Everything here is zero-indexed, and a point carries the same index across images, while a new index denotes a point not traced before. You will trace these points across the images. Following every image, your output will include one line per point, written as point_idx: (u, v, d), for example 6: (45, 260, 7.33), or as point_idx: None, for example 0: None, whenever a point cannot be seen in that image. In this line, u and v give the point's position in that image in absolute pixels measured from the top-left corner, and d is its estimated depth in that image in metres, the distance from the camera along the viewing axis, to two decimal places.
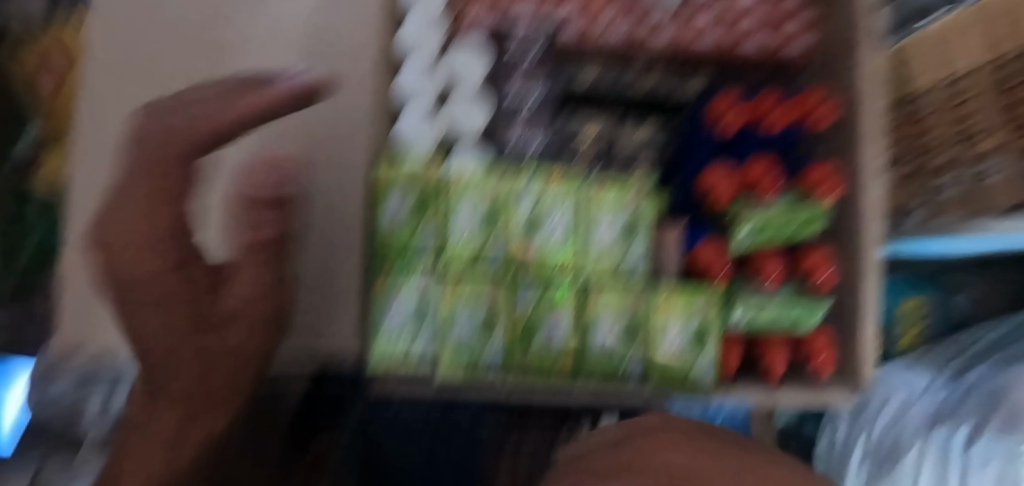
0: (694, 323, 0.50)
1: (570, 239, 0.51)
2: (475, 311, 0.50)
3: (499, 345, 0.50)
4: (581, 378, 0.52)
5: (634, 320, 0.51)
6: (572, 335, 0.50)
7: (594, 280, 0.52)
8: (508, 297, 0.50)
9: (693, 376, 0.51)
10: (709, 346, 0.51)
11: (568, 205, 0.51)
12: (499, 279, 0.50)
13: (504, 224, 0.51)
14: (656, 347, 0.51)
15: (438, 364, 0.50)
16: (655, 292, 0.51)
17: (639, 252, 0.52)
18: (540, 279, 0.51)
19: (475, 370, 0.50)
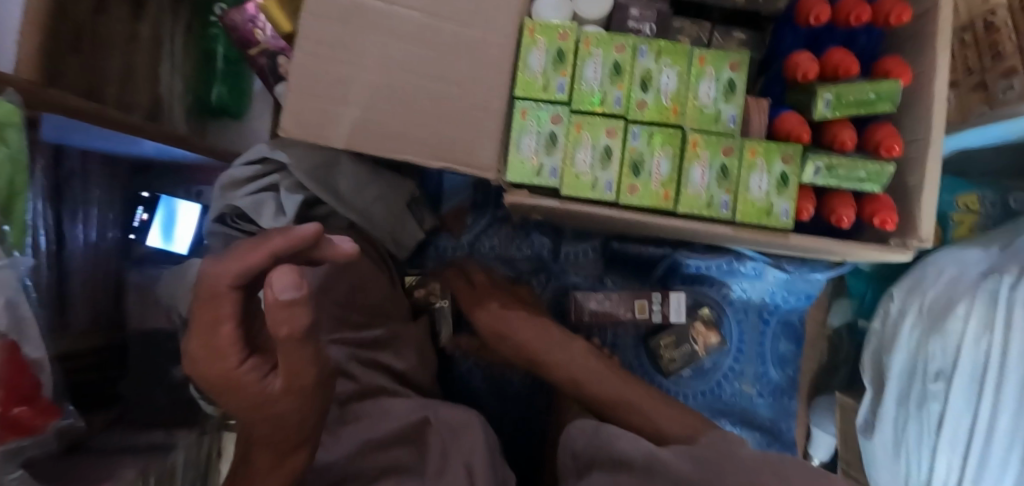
0: (777, 171, 0.59)
1: (676, 96, 0.61)
2: (596, 145, 0.61)
3: (612, 174, 0.61)
4: (675, 212, 0.61)
5: (726, 165, 0.60)
6: (667, 173, 0.60)
7: (695, 131, 0.61)
8: (617, 141, 0.61)
9: (770, 218, 0.60)
10: (790, 191, 0.60)
11: (676, 67, 0.61)
12: (615, 122, 0.61)
13: (624, 80, 0.61)
14: (744, 188, 0.60)
15: (561, 186, 0.61)
16: (746, 144, 0.60)
17: (733, 111, 0.61)
18: (650, 126, 0.61)
19: (591, 193, 0.61)
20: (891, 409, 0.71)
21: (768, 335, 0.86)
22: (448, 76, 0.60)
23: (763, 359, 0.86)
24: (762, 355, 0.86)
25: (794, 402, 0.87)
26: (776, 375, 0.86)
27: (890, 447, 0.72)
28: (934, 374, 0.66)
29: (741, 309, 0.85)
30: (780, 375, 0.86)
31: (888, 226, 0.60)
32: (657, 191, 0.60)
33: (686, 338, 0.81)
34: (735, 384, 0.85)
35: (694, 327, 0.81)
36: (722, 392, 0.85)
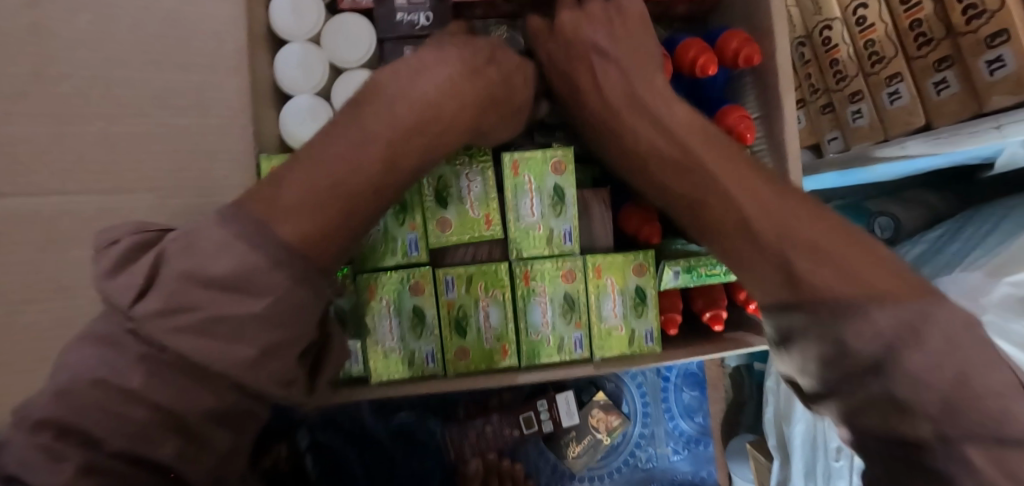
0: (628, 287, 0.48)
1: (487, 203, 0.46)
2: (402, 310, 0.46)
3: (432, 342, 0.47)
4: (523, 366, 0.49)
5: (570, 296, 0.48)
6: (498, 326, 0.48)
7: (523, 260, 0.48)
8: (427, 301, 0.46)
9: (634, 344, 0.49)
10: (649, 309, 0.49)
11: (478, 180, 0.46)
12: (419, 274, 0.46)
13: (416, 216, 0.45)
14: (595, 318, 0.48)
15: (369, 373, 0.47)
16: (588, 264, 0.48)
17: (567, 226, 0.48)
18: (466, 268, 0.47)
19: (412, 372, 0.47)
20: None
21: (671, 389, 0.78)
22: None
23: (670, 414, 0.78)
24: (669, 411, 0.78)
25: (709, 446, 0.79)
26: (687, 428, 0.78)
27: None
28: (837, 454, 0.56)
29: (637, 372, 0.76)
30: (691, 426, 0.78)
31: (764, 315, 0.51)
32: (492, 349, 0.48)
33: (587, 430, 0.71)
34: (649, 449, 0.77)
35: (591, 416, 0.71)
36: (638, 462, 0.77)
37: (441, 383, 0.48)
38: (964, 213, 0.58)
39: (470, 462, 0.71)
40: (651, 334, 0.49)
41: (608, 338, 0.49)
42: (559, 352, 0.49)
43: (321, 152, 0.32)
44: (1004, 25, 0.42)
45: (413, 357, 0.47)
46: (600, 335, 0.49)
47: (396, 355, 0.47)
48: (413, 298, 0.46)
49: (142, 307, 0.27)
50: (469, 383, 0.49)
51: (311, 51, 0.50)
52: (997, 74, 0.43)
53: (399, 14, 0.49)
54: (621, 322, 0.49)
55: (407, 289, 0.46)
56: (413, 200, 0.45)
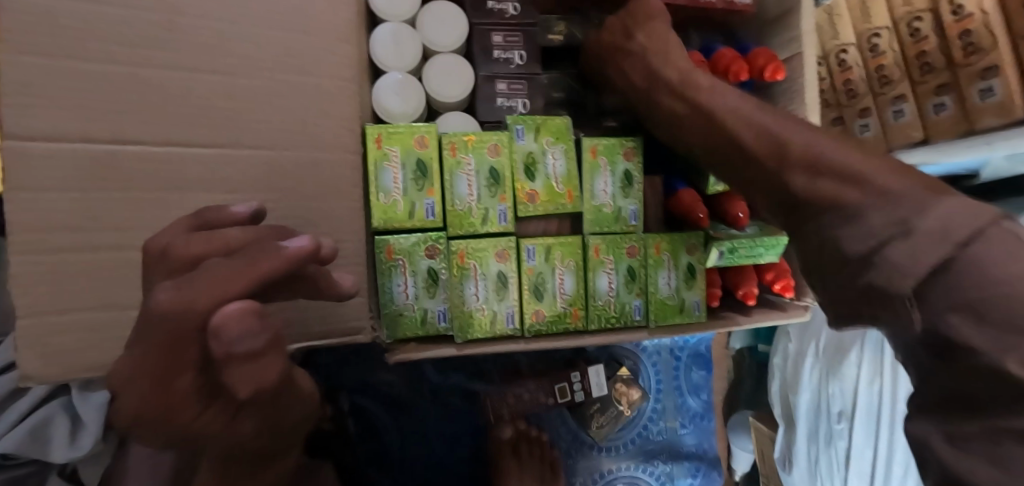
0: (682, 264, 0.55)
1: (568, 179, 0.53)
2: (487, 273, 0.51)
3: (511, 303, 0.52)
4: (587, 329, 0.54)
5: (633, 269, 0.55)
6: (571, 291, 0.53)
7: (594, 234, 0.54)
8: (511, 264, 0.51)
9: (684, 315, 0.56)
10: (698, 282, 0.56)
11: (561, 160, 0.52)
12: (505, 241, 0.51)
13: (507, 189, 0.51)
14: (654, 289, 0.55)
15: (453, 330, 0.51)
16: (650, 241, 0.55)
17: (632, 206, 0.54)
18: (545, 239, 0.52)
19: (493, 331, 0.52)
20: (803, 446, 0.69)
21: (681, 368, 0.85)
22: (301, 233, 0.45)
23: (680, 391, 0.86)
24: (679, 388, 0.86)
25: (711, 421, 0.88)
26: (694, 403, 0.86)
27: (809, 481, 0.69)
28: (838, 416, 0.65)
29: (653, 351, 0.84)
30: (697, 402, 0.87)
31: (788, 294, 0.60)
32: (565, 312, 0.53)
33: (611, 402, 0.78)
34: (659, 423, 0.85)
35: (614, 390, 0.78)
36: (650, 434, 0.85)
37: (517, 341, 0.53)
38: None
39: (505, 429, 0.77)
40: (699, 305, 0.56)
41: (665, 307, 0.55)
42: (621, 317, 0.55)
43: (209, 308, 0.24)
44: (991, 62, 0.52)
45: (494, 316, 0.51)
46: (658, 305, 0.55)
47: (479, 316, 0.51)
48: (498, 263, 0.51)
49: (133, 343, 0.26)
50: (540, 343, 0.54)
51: (403, 30, 0.54)
52: (988, 100, 0.53)
53: (489, 3, 0.55)
54: (676, 291, 0.55)
55: (496, 254, 0.51)
56: (505, 174, 0.51)
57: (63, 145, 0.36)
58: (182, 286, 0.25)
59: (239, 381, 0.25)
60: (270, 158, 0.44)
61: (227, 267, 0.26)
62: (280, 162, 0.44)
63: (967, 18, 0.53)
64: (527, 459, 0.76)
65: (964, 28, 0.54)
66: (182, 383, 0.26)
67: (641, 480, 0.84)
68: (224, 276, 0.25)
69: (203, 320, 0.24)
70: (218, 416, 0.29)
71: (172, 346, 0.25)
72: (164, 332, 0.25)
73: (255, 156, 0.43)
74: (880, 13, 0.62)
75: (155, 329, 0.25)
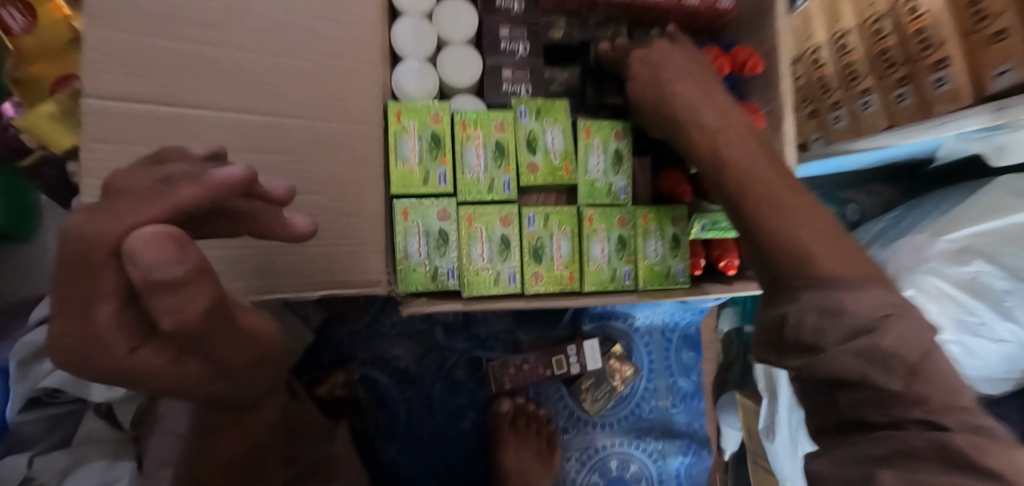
0: (668, 234, 0.61)
1: (565, 154, 0.59)
2: (492, 236, 0.57)
3: (513, 264, 0.57)
4: (582, 290, 0.60)
5: (624, 237, 0.60)
6: (567, 255, 0.59)
7: (588, 205, 0.60)
8: (512, 228, 0.57)
9: (669, 280, 0.61)
10: (682, 251, 0.62)
11: (559, 137, 0.58)
12: (508, 208, 0.57)
13: (510, 161, 0.57)
14: (642, 256, 0.60)
15: (461, 286, 0.57)
16: (638, 213, 0.61)
17: (622, 181, 0.61)
18: (544, 207, 0.58)
19: (496, 289, 0.57)
20: (784, 414, 0.74)
21: (672, 349, 0.90)
22: (324, 193, 0.51)
23: (671, 372, 0.91)
24: (671, 368, 0.90)
25: (702, 401, 0.92)
26: (685, 384, 0.91)
27: (790, 447, 0.73)
28: None
29: (646, 332, 0.89)
30: (688, 383, 0.91)
31: None
32: (561, 274, 0.59)
33: (605, 378, 0.83)
34: (652, 402, 0.90)
35: (608, 365, 0.83)
36: (643, 412, 0.89)
37: (518, 299, 0.59)
38: (908, 206, 0.72)
39: (503, 402, 0.82)
40: (682, 271, 0.62)
41: (651, 271, 0.61)
42: (612, 280, 0.60)
43: (121, 232, 0.25)
44: (944, 55, 0.58)
45: (497, 275, 0.57)
46: (646, 270, 0.61)
47: (483, 275, 0.57)
48: (502, 227, 0.57)
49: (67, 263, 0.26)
50: (539, 302, 0.59)
51: (421, 24, 0.61)
52: (939, 89, 0.59)
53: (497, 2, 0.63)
54: (661, 258, 0.61)
55: (499, 218, 0.57)
56: (510, 148, 0.57)
57: (135, 104, 0.43)
58: (97, 216, 0.25)
59: (170, 305, 0.26)
60: (304, 126, 0.50)
61: (138, 198, 0.27)
62: (312, 130, 0.50)
63: (919, 17, 0.60)
64: (525, 433, 0.81)
65: (919, 26, 0.60)
66: (109, 308, 0.26)
67: (634, 456, 0.88)
68: (156, 207, 0.26)
69: (120, 242, 0.25)
70: (156, 356, 0.29)
71: (80, 272, 0.25)
72: (92, 250, 0.25)
73: (291, 123, 0.49)
74: (848, 15, 0.69)
75: (77, 251, 0.25)
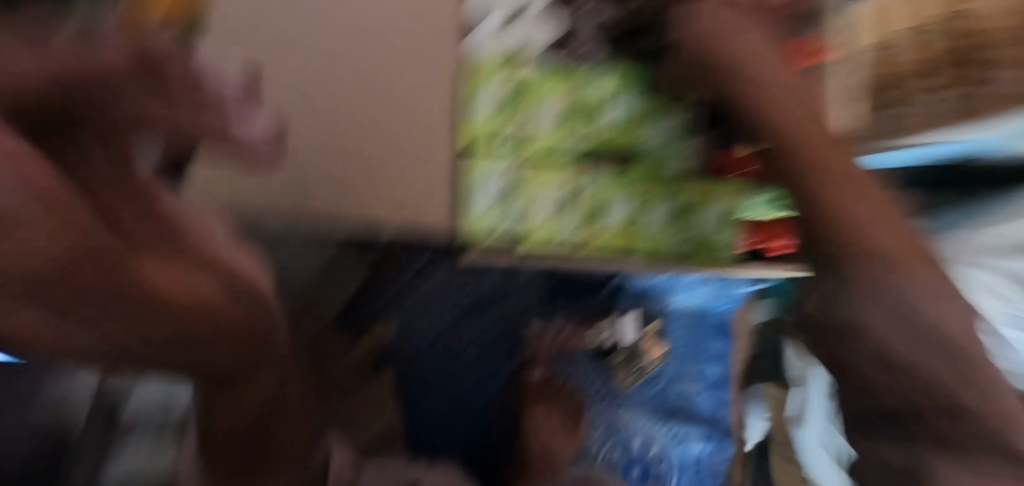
0: (713, 207, 0.69)
1: (626, 126, 0.65)
2: (555, 195, 0.63)
3: (571, 224, 0.63)
4: (635, 251, 0.67)
5: (674, 206, 0.68)
6: (621, 218, 0.65)
7: (642, 175, 0.66)
8: (576, 187, 0.64)
9: (704, 247, 0.72)
10: (718, 227, 0.69)
11: (622, 109, 0.64)
12: (576, 169, 0.64)
13: (578, 128, 0.64)
14: (690, 223, 0.68)
15: (524, 240, 0.62)
16: (687, 185, 0.68)
17: (674, 154, 0.67)
18: (605, 172, 0.65)
19: (554, 245, 0.63)
20: None
21: (703, 335, 0.92)
22: None
23: (700, 358, 0.93)
24: (700, 355, 0.93)
25: (727, 391, 0.94)
26: (712, 372, 0.93)
27: None
28: None
29: (677, 317, 0.91)
30: (715, 371, 0.93)
31: None
32: (613, 237, 0.65)
33: (637, 355, 0.89)
34: (678, 386, 0.92)
35: (643, 341, 0.89)
36: (669, 394, 0.91)
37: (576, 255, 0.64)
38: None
39: (536, 370, 0.86)
40: (725, 239, 0.70)
41: (694, 233, 0.70)
42: (657, 238, 0.68)
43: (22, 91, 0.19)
44: (995, 57, 0.61)
45: (556, 234, 0.63)
46: (688, 231, 0.69)
47: (548, 225, 0.63)
48: (563, 186, 0.63)
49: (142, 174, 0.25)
50: (593, 261, 0.66)
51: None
52: (986, 89, 0.62)
53: None
54: (700, 222, 0.69)
55: (569, 179, 0.64)
56: (579, 117, 0.64)
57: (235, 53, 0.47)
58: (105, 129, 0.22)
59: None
60: None
61: (141, 93, 0.22)
62: None
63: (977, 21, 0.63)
64: (555, 400, 0.86)
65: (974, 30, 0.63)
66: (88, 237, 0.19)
67: (657, 436, 0.91)
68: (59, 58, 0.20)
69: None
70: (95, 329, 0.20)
71: (126, 192, 0.22)
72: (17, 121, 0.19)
73: None
74: (894, 18, 0.70)
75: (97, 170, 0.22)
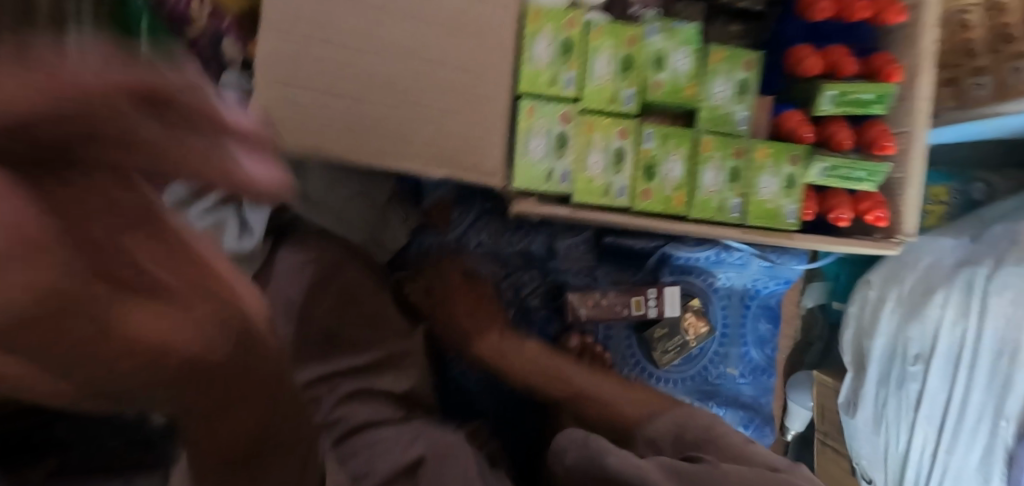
0: (785, 172, 0.60)
1: (692, 75, 0.58)
2: (608, 147, 0.57)
3: (626, 178, 0.58)
4: (688, 216, 0.60)
5: (738, 168, 0.59)
6: (678, 178, 0.59)
7: (707, 132, 0.59)
8: (629, 142, 0.58)
9: (779, 219, 0.60)
10: (796, 192, 0.60)
11: (688, 59, 0.58)
12: (628, 122, 0.58)
13: (635, 76, 0.58)
14: (754, 191, 0.59)
15: (573, 191, 0.57)
16: (755, 145, 0.60)
17: (744, 112, 0.60)
18: (663, 127, 0.58)
19: (604, 200, 0.58)
20: (870, 390, 0.70)
21: (750, 317, 0.88)
22: (452, 77, 0.52)
23: (745, 340, 0.88)
24: (745, 337, 0.88)
25: (771, 377, 0.89)
26: (757, 355, 0.88)
27: (872, 424, 0.70)
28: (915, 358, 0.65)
29: (724, 295, 0.86)
30: (760, 355, 0.88)
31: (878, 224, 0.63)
32: (670, 195, 0.58)
33: (678, 329, 0.82)
34: (721, 367, 0.87)
35: (684, 319, 0.82)
36: (710, 376, 0.86)
37: (623, 215, 0.59)
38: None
39: (572, 338, 0.81)
40: (794, 210, 0.60)
41: (766, 201, 0.60)
42: (718, 207, 0.59)
43: None
44: None
45: (605, 188, 0.57)
46: (756, 201, 0.60)
47: (595, 180, 0.57)
48: (615, 138, 0.57)
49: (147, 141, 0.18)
50: (640, 224, 0.59)
51: None
52: None
53: None
54: (775, 192, 0.60)
55: (620, 131, 0.57)
56: (638, 63, 0.58)
57: None
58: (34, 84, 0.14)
59: None
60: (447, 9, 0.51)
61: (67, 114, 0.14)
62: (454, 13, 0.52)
63: None
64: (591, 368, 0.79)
65: None
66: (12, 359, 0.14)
67: None
68: None
69: None
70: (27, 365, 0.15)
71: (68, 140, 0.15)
72: None
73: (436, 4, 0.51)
74: None
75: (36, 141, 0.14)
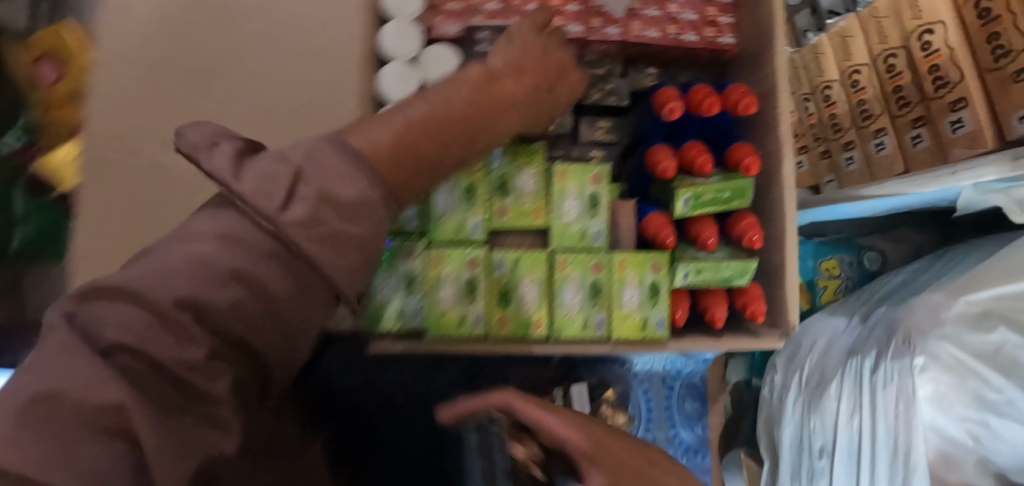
0: (647, 282, 0.58)
1: (537, 196, 0.58)
2: (459, 279, 0.56)
3: (479, 309, 0.56)
4: (552, 337, 0.58)
5: (597, 283, 0.58)
6: (534, 300, 0.57)
7: (561, 250, 0.58)
8: (480, 271, 0.56)
9: (647, 330, 0.58)
10: (662, 301, 0.59)
11: (533, 181, 0.58)
12: (477, 251, 0.56)
13: (479, 204, 0.57)
14: (616, 304, 0.58)
15: (426, 327, 0.56)
16: (613, 258, 0.58)
17: (598, 227, 0.59)
18: (513, 251, 0.57)
19: (461, 332, 0.56)
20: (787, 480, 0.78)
21: (674, 398, 0.85)
22: None
23: (672, 422, 0.85)
24: (671, 418, 0.85)
25: (707, 458, 0.86)
26: (687, 437, 0.85)
27: None
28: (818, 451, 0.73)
29: (645, 378, 0.84)
30: (690, 436, 0.86)
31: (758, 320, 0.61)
32: (529, 320, 0.57)
33: None
34: None
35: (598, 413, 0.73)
36: None
37: (484, 343, 0.57)
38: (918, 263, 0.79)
39: None
40: (662, 320, 0.58)
41: (630, 314, 0.58)
42: (581, 326, 0.58)
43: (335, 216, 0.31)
44: (960, 95, 0.54)
45: (459, 320, 0.56)
46: (620, 315, 0.58)
47: (447, 314, 0.56)
48: (464, 268, 0.56)
49: (292, 212, 0.29)
50: (503, 348, 0.58)
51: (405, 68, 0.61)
52: (959, 132, 0.55)
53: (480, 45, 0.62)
54: (638, 303, 0.58)
55: (468, 261, 0.56)
56: (481, 191, 0.57)
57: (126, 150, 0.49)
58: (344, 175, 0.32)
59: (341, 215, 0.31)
60: None
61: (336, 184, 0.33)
62: None
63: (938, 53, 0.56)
64: None
65: (933, 63, 0.57)
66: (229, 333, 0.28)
67: None
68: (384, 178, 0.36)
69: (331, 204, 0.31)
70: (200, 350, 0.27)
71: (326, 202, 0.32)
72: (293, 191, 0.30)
73: None
74: (858, 51, 0.66)
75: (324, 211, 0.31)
